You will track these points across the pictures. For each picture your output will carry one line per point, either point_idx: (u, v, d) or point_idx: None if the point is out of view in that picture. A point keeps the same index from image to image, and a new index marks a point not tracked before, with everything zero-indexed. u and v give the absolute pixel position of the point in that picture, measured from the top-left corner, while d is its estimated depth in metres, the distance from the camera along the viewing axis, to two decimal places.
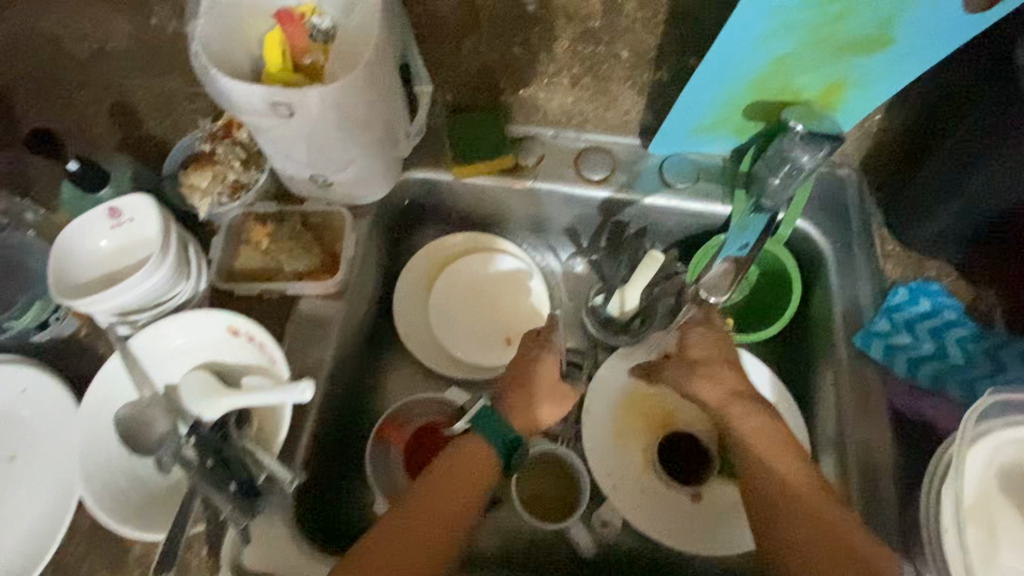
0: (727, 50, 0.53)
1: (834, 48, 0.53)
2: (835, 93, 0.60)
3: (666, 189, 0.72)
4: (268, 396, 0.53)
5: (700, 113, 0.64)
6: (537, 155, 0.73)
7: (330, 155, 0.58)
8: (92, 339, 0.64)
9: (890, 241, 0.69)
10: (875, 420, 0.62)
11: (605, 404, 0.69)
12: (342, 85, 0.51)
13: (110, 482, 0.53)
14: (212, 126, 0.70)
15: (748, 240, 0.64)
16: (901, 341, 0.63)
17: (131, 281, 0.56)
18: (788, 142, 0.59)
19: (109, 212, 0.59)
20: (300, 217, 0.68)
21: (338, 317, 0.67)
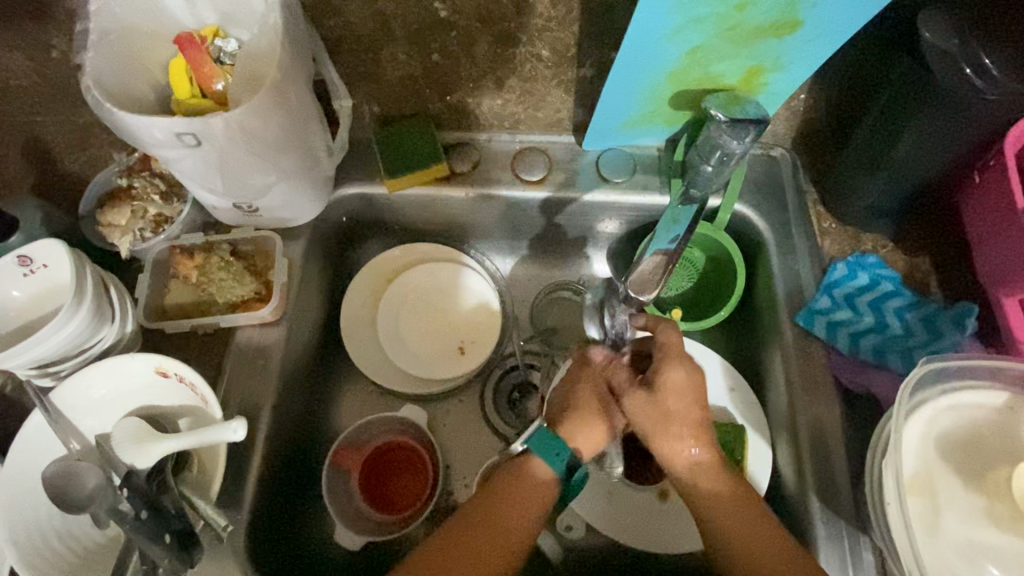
0: (639, 43, 0.53)
1: (744, 34, 0.53)
2: (755, 77, 0.60)
3: (604, 183, 0.71)
4: (199, 438, 0.51)
5: (626, 108, 0.63)
6: (471, 160, 0.71)
7: (249, 178, 0.56)
8: (18, 394, 0.60)
9: (827, 218, 0.69)
10: (823, 398, 0.62)
11: None
12: (246, 108, 0.49)
13: (42, 546, 0.51)
14: (128, 158, 0.67)
15: (679, 233, 0.64)
16: (842, 316, 0.64)
17: (46, 332, 0.53)
18: (715, 130, 0.59)
19: (18, 261, 0.56)
20: (229, 246, 0.65)
21: (277, 347, 0.64)
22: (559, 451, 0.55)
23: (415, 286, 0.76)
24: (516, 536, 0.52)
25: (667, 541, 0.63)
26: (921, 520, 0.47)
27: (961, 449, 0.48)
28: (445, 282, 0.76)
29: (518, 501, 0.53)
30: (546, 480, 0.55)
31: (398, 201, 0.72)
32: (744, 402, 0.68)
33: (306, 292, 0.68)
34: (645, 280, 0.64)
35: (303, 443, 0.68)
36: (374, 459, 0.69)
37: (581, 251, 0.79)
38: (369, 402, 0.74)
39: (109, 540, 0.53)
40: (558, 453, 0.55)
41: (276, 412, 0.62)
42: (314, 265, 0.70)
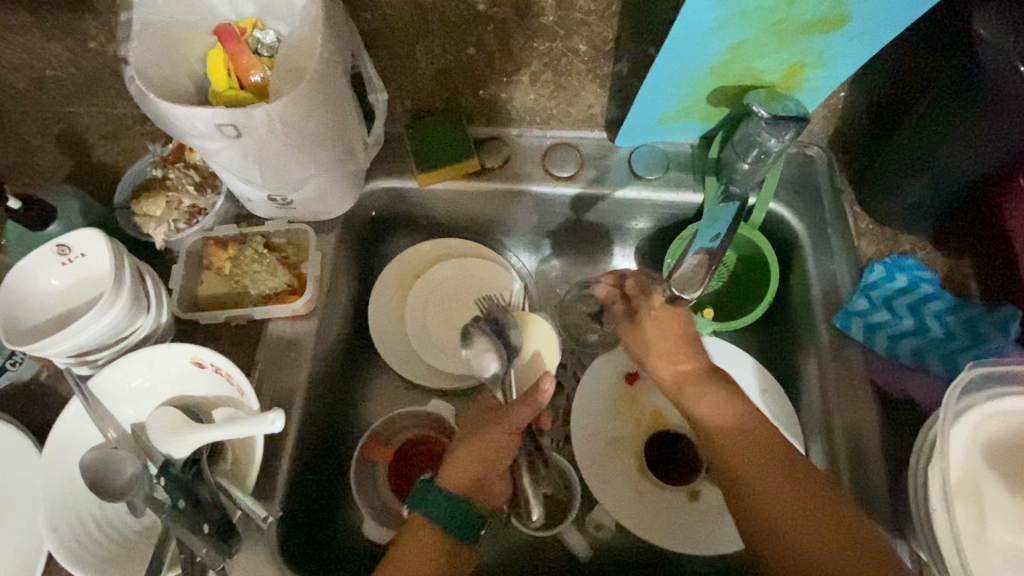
0: (684, 38, 0.52)
1: (789, 29, 0.52)
2: (797, 73, 0.59)
3: (636, 180, 0.71)
4: (237, 430, 0.51)
5: (663, 105, 0.63)
6: (503, 155, 0.71)
7: (287, 171, 0.57)
8: (54, 381, 0.61)
9: (864, 219, 0.68)
10: (859, 401, 0.61)
11: (594, 404, 0.68)
12: (287, 100, 0.49)
13: (80, 533, 0.51)
14: (163, 149, 0.67)
15: (720, 231, 0.62)
16: (880, 319, 0.62)
17: (85, 321, 0.53)
18: (755, 126, 0.59)
19: (57, 250, 0.56)
20: (262, 238, 0.65)
21: (309, 339, 0.64)
22: (445, 505, 0.53)
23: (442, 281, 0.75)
24: None
25: (700, 543, 0.62)
26: (967, 526, 0.46)
27: (1009, 455, 0.48)
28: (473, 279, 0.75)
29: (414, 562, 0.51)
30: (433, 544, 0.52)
31: (428, 195, 0.72)
32: (777, 404, 0.67)
33: (337, 286, 0.69)
34: (687, 278, 0.61)
35: (332, 436, 0.68)
36: (402, 453, 0.68)
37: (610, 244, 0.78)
38: (396, 396, 0.74)
39: (144, 528, 0.53)
40: (451, 507, 0.53)
41: (307, 404, 0.62)
42: (345, 258, 0.70)
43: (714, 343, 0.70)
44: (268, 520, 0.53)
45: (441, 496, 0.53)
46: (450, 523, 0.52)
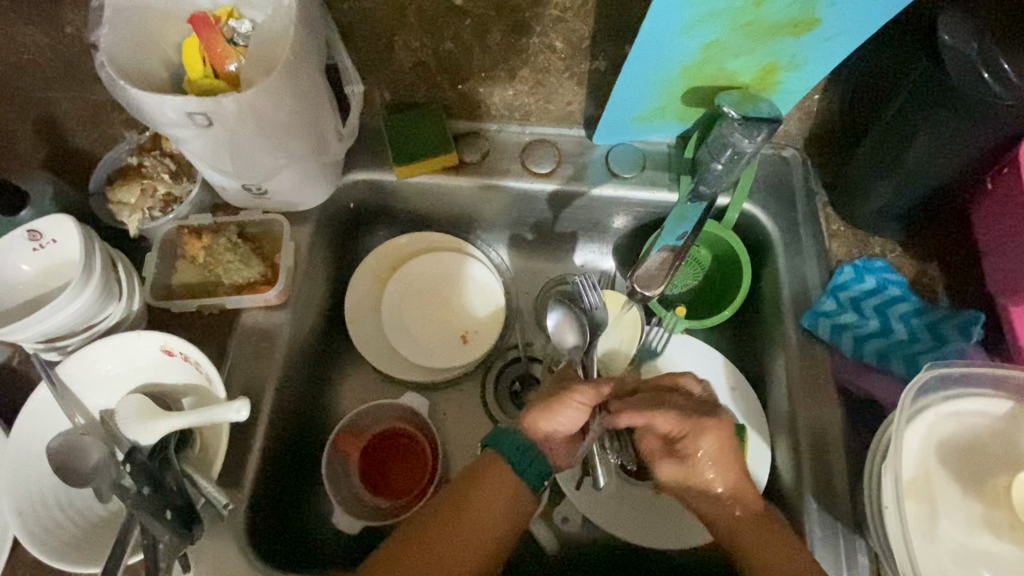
0: (656, 38, 0.53)
1: (759, 31, 0.53)
2: (768, 74, 0.60)
3: (613, 178, 0.71)
4: (204, 418, 0.51)
5: (638, 103, 0.63)
6: (481, 150, 0.72)
7: (260, 161, 0.57)
8: (25, 366, 0.61)
9: (836, 220, 0.69)
10: (824, 401, 0.62)
11: None
12: (258, 90, 0.49)
13: (45, 517, 0.51)
14: (140, 138, 0.67)
15: (686, 231, 0.66)
16: (847, 319, 0.63)
17: (54, 307, 0.53)
18: (727, 127, 0.59)
19: (28, 235, 0.56)
20: (237, 228, 0.65)
21: (281, 329, 0.64)
22: (520, 447, 0.55)
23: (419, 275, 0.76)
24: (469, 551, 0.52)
25: (664, 537, 0.63)
26: (918, 524, 0.47)
27: (962, 456, 0.48)
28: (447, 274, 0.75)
29: (484, 498, 0.53)
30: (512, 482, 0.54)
31: (405, 189, 0.72)
32: (745, 402, 0.68)
33: (311, 277, 0.69)
34: (652, 275, 0.65)
35: (305, 427, 0.68)
36: (374, 444, 0.69)
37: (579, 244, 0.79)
38: (371, 387, 0.74)
39: (110, 514, 0.53)
40: (527, 455, 0.55)
41: (279, 394, 0.63)
42: (320, 250, 0.70)
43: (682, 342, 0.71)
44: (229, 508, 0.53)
45: (514, 440, 0.55)
46: (523, 466, 0.54)
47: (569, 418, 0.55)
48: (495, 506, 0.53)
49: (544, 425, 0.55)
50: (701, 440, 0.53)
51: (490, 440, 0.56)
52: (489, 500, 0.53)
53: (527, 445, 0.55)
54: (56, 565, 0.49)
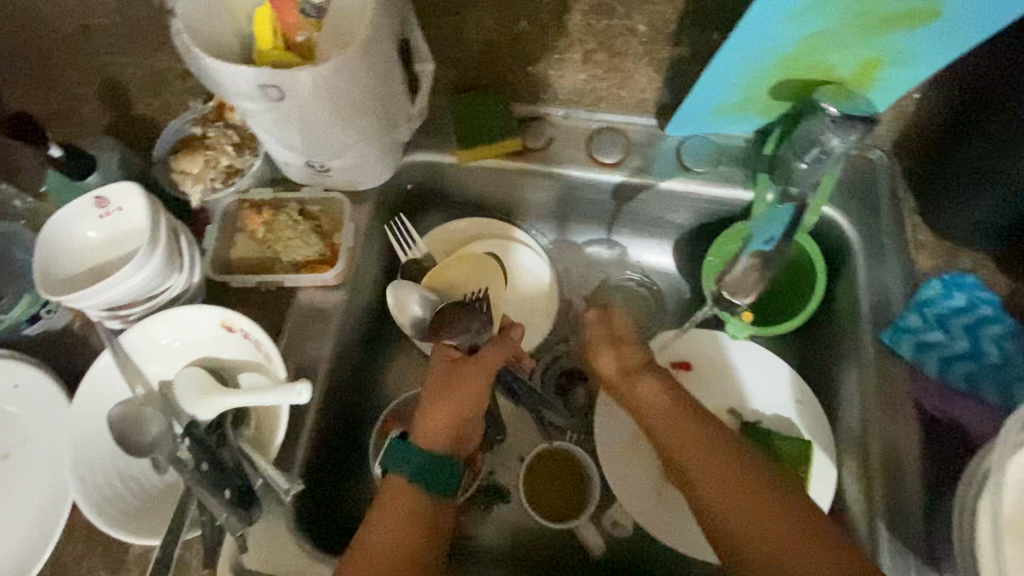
0: (757, 27, 0.49)
1: (874, 22, 0.49)
2: (871, 70, 0.55)
3: (684, 172, 0.68)
4: (264, 399, 0.51)
5: (723, 94, 0.59)
6: (546, 137, 0.68)
7: (327, 138, 0.55)
8: (86, 331, 0.61)
9: (923, 230, 0.64)
10: (902, 421, 0.58)
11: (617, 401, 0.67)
12: (334, 65, 0.47)
13: (104, 486, 0.52)
14: (203, 107, 0.66)
15: (773, 234, 0.61)
16: (933, 338, 0.59)
17: (119, 276, 0.53)
18: (819, 124, 0.55)
19: (96, 202, 0.56)
20: (297, 205, 0.64)
21: (337, 310, 0.63)
22: (423, 460, 0.54)
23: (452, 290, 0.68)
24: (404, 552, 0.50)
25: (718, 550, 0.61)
26: (1013, 566, 0.43)
27: None
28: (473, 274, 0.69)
29: (386, 530, 0.51)
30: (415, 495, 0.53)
31: (466, 172, 0.70)
32: (813, 417, 0.64)
33: (368, 258, 0.67)
34: (738, 282, 0.65)
35: (352, 409, 0.67)
36: None
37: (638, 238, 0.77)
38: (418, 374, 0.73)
39: (166, 486, 0.54)
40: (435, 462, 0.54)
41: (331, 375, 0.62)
42: (377, 230, 0.68)
43: (748, 350, 0.68)
44: (292, 492, 0.52)
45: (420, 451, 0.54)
46: (429, 480, 0.54)
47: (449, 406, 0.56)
48: (404, 531, 0.51)
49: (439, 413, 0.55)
50: (639, 391, 0.58)
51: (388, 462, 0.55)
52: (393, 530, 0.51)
53: (430, 454, 0.54)
54: (115, 534, 0.50)
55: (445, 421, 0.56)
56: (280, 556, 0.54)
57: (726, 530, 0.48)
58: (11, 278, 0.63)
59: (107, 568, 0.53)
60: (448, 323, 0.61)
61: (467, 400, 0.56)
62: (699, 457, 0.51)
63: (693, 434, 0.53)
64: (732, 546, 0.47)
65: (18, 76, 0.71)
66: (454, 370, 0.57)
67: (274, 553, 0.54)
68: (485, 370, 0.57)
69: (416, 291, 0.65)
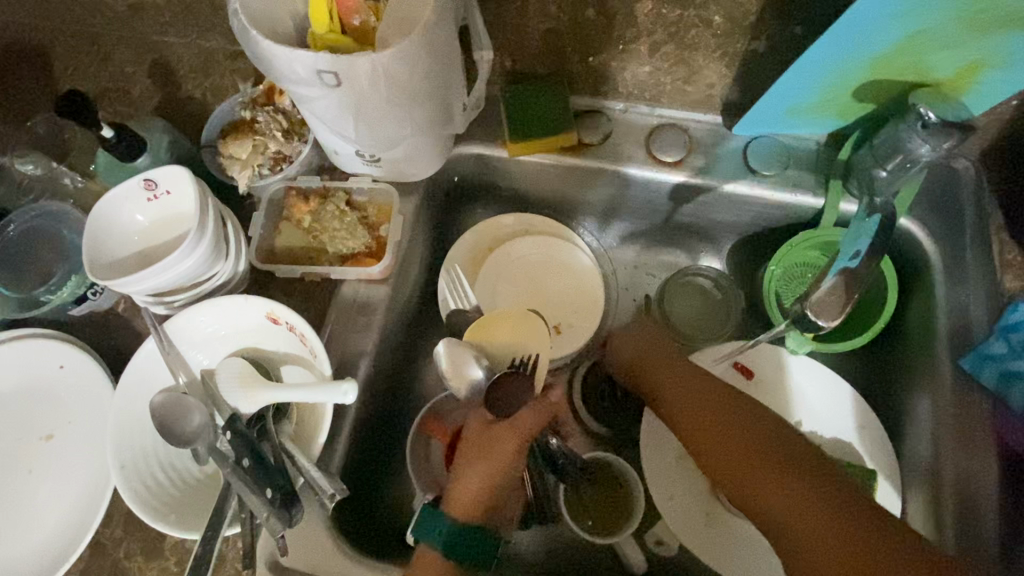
0: (852, 21, 0.45)
1: (986, 18, 0.44)
2: (973, 74, 0.50)
3: (749, 174, 0.64)
4: (308, 396, 0.49)
5: (804, 95, 0.55)
6: (603, 132, 0.65)
7: (381, 128, 0.53)
8: (131, 314, 0.61)
9: (1012, 248, 0.59)
10: (976, 454, 0.54)
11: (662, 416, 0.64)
12: (395, 51, 0.45)
13: (145, 474, 0.51)
14: (253, 91, 0.65)
15: (861, 247, 0.53)
16: (1023, 368, 0.53)
17: (167, 263, 0.52)
18: (906, 130, 0.52)
19: (145, 185, 0.55)
20: (344, 194, 0.62)
21: (382, 305, 0.62)
22: (451, 532, 0.52)
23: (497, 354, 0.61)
24: None
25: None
26: None
27: None
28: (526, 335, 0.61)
29: None
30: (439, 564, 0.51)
31: (517, 166, 0.67)
32: (876, 443, 0.60)
33: (413, 251, 0.65)
34: (822, 304, 0.52)
35: (392, 406, 0.66)
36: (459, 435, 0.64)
37: (691, 243, 0.73)
38: None
39: (205, 478, 0.53)
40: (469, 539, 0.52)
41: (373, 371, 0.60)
42: (423, 223, 0.66)
43: (813, 368, 0.64)
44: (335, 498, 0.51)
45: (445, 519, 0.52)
46: (457, 553, 0.52)
47: (478, 476, 0.54)
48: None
49: (468, 482, 0.54)
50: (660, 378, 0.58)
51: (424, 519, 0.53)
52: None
53: (460, 524, 0.52)
54: (154, 525, 0.49)
55: (477, 491, 0.53)
56: (318, 553, 0.53)
57: (740, 488, 0.49)
58: (60, 257, 0.63)
59: (144, 556, 0.53)
60: (497, 396, 0.59)
61: (500, 461, 0.54)
62: (714, 432, 0.52)
63: (701, 399, 0.55)
64: (749, 499, 0.49)
65: (70, 54, 0.71)
66: (485, 432, 0.55)
67: (312, 550, 0.53)
68: (520, 435, 0.54)
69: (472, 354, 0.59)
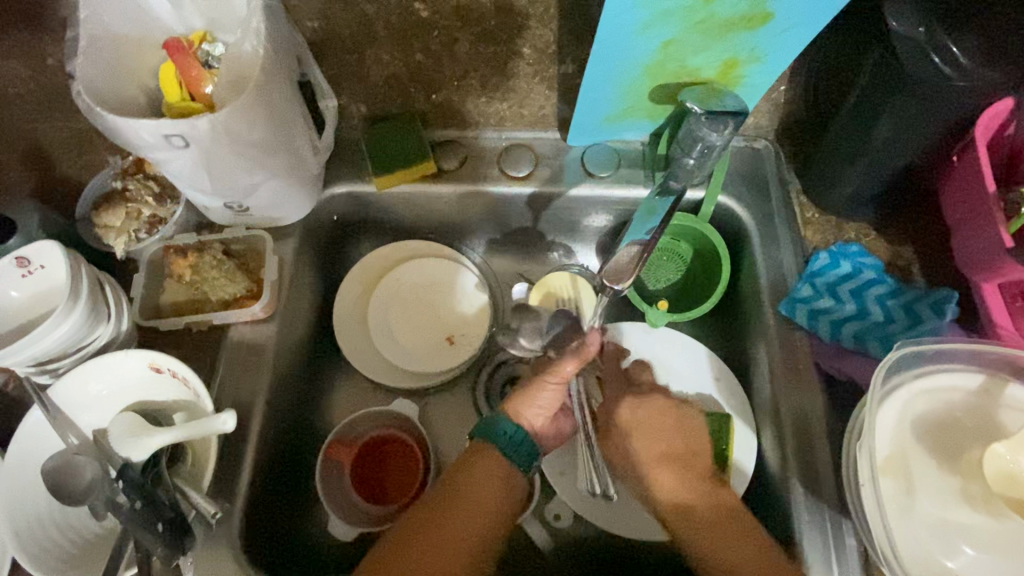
0: (611, 38, 0.55)
1: (713, 28, 0.55)
2: (732, 69, 0.61)
3: (589, 178, 0.72)
4: (190, 433, 0.52)
5: (607, 103, 0.65)
6: (459, 156, 0.72)
7: (236, 177, 0.58)
8: (20, 391, 0.62)
9: (810, 208, 0.69)
10: (806, 387, 0.63)
11: None
12: (231, 109, 0.51)
13: (42, 537, 0.52)
14: (123, 162, 0.69)
15: (652, 226, 0.66)
16: (824, 305, 0.64)
17: (43, 331, 0.54)
18: (694, 123, 0.59)
19: (17, 262, 0.58)
20: (221, 246, 0.67)
21: (270, 343, 0.65)
22: (516, 437, 0.57)
23: (406, 289, 0.76)
24: (468, 537, 0.52)
25: (652, 529, 0.64)
26: (896, 503, 0.49)
27: (936, 430, 0.50)
28: (436, 274, 0.76)
29: (476, 491, 0.54)
30: (500, 472, 0.56)
31: (385, 199, 0.73)
32: (729, 392, 0.69)
33: (297, 291, 0.70)
34: (620, 268, 0.65)
35: (296, 438, 0.69)
36: (366, 451, 0.69)
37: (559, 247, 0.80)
38: (360, 398, 0.75)
39: (105, 532, 0.55)
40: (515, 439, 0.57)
41: (269, 405, 0.64)
42: (304, 264, 0.71)
43: (674, 337, 0.72)
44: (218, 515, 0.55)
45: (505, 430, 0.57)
46: (514, 454, 0.57)
47: (546, 399, 0.59)
48: (490, 490, 0.54)
49: (523, 412, 0.59)
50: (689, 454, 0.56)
51: (479, 431, 0.58)
52: (480, 488, 0.54)
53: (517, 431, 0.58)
54: None
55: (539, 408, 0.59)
56: None
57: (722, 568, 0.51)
58: None
59: None
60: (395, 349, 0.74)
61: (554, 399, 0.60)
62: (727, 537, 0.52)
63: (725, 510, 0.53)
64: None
65: None
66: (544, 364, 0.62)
67: None
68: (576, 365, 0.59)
69: (391, 304, 0.76)
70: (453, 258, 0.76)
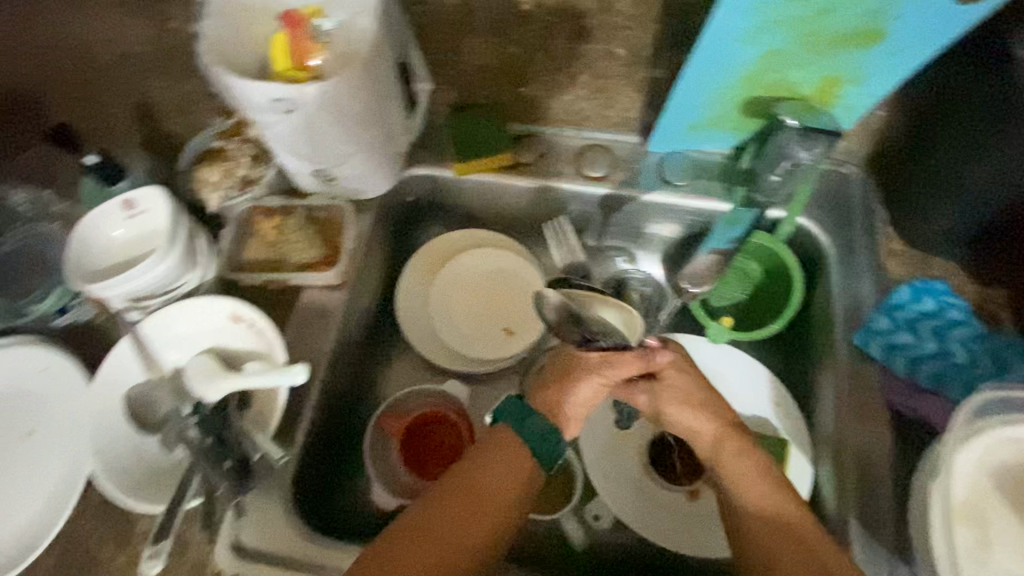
0: (717, 45, 0.54)
1: (820, 43, 0.54)
2: (831, 88, 0.60)
3: (665, 185, 0.71)
4: (264, 380, 0.55)
5: (697, 112, 0.64)
6: (538, 151, 0.73)
7: (329, 147, 0.61)
8: (108, 324, 0.66)
9: (894, 240, 0.67)
10: (873, 422, 0.61)
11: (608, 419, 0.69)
12: (338, 80, 0.54)
13: (117, 460, 0.56)
14: (224, 123, 0.73)
15: (736, 234, 0.66)
16: (902, 340, 0.61)
17: (142, 270, 0.59)
18: (785, 139, 0.58)
19: (125, 204, 0.62)
20: (305, 211, 0.70)
21: (339, 308, 0.68)
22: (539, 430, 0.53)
23: (467, 274, 0.77)
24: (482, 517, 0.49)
25: (692, 541, 0.63)
26: (969, 552, 0.46)
27: (1019, 483, 0.48)
28: (497, 262, 0.77)
29: (487, 471, 0.50)
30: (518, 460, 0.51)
31: (461, 184, 0.74)
32: (789, 416, 0.66)
33: (370, 264, 0.72)
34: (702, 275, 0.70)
35: (351, 405, 0.71)
36: (416, 426, 0.70)
37: None
38: (413, 375, 0.76)
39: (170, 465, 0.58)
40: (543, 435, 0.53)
41: (333, 368, 0.66)
42: (380, 238, 0.73)
43: (735, 356, 0.69)
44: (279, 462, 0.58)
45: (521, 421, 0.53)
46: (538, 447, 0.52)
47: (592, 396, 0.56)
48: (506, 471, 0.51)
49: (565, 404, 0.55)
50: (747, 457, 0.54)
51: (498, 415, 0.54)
52: (492, 474, 0.50)
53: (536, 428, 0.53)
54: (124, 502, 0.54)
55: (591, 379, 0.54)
56: (280, 534, 0.57)
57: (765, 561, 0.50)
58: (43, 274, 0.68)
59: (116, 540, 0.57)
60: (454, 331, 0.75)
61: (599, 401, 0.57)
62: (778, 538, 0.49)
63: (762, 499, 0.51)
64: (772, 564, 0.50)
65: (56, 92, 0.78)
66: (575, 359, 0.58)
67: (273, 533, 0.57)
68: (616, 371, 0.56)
69: (451, 288, 0.77)
70: (519, 247, 0.77)
